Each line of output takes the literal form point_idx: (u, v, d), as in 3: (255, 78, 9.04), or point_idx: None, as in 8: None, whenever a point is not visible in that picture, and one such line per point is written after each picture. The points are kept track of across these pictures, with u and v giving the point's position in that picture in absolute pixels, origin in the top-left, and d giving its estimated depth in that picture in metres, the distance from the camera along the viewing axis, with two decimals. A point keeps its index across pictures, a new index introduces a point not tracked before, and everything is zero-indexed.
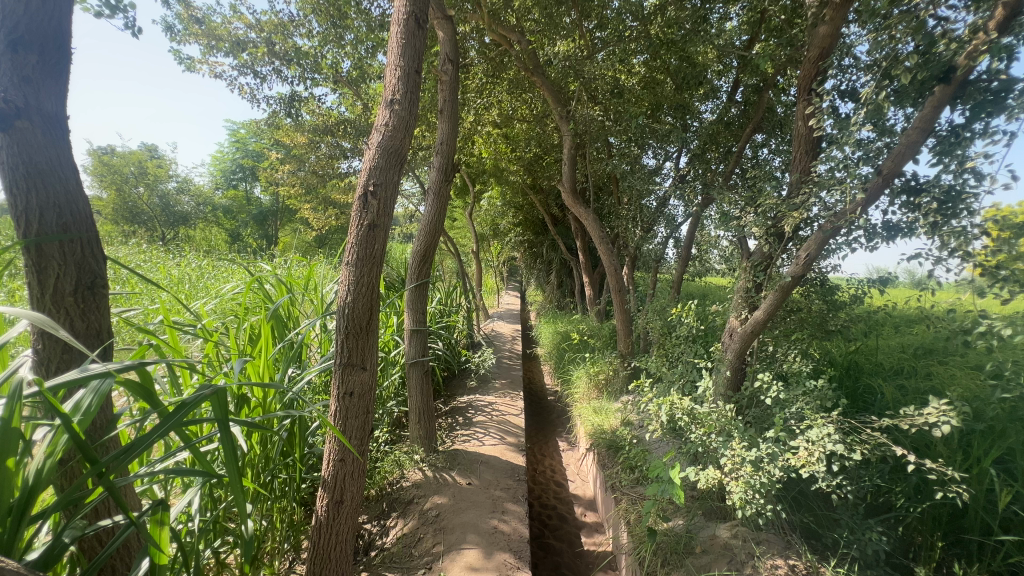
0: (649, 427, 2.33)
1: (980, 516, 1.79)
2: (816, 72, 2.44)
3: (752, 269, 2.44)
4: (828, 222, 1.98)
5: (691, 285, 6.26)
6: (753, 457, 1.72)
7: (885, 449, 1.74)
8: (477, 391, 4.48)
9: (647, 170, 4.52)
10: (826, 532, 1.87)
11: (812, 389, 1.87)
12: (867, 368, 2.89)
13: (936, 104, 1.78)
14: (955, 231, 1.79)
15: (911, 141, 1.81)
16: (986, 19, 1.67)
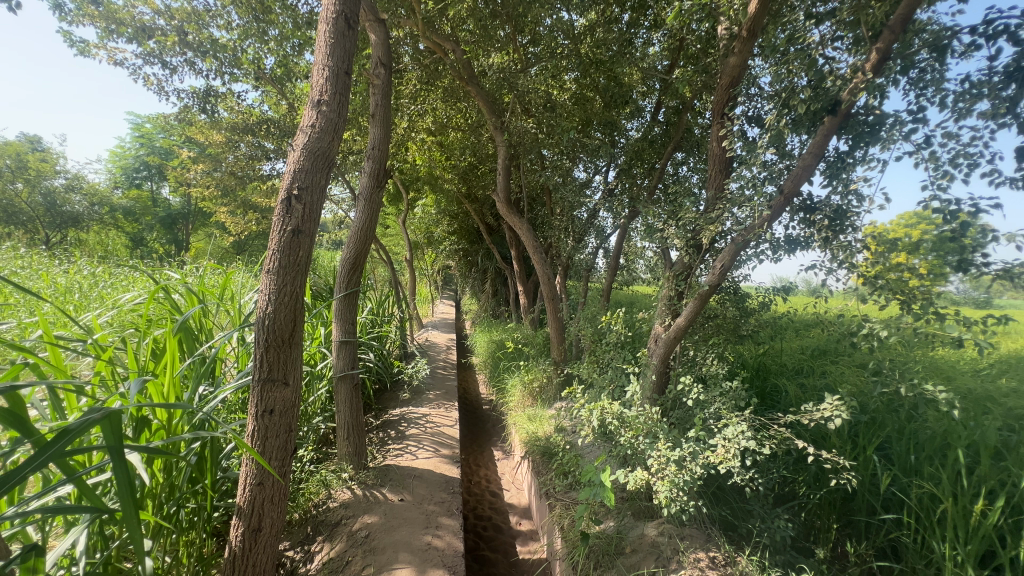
0: (581, 433, 2.38)
1: (867, 499, 2.02)
2: (728, 98, 2.67)
3: (674, 278, 2.61)
4: (740, 235, 2.15)
5: (621, 293, 6.55)
6: (677, 457, 1.81)
7: (791, 443, 1.90)
8: (410, 403, 4.36)
9: (578, 182, 4.71)
10: (741, 522, 2.01)
11: (727, 390, 2.02)
12: (774, 369, 3.17)
13: (825, 133, 2.00)
14: (843, 245, 2.02)
15: (808, 164, 2.03)
16: (863, 62, 1.92)
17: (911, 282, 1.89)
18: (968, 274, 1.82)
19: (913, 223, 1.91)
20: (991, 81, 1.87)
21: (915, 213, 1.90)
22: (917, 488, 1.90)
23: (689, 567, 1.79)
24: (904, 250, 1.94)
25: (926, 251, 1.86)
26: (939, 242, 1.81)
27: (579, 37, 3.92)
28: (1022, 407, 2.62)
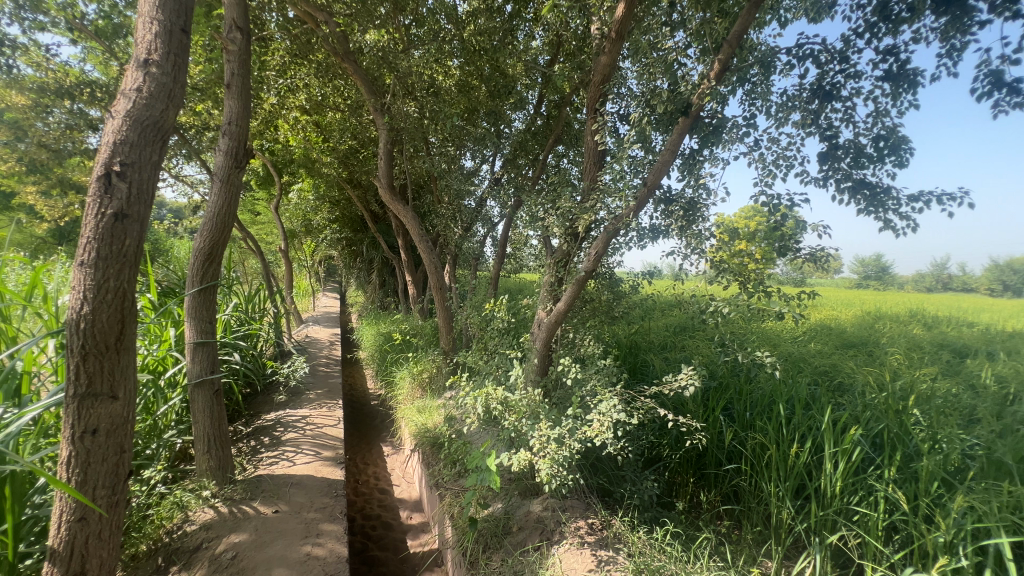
0: (468, 420, 2.39)
1: (715, 453, 2.34)
2: (600, 95, 2.85)
3: (555, 265, 2.73)
4: (611, 224, 2.31)
5: (509, 281, 6.71)
6: (557, 435, 1.90)
7: (654, 412, 2.11)
8: (287, 405, 4.01)
9: (465, 171, 4.70)
10: (616, 488, 2.20)
11: (602, 367, 2.18)
12: (643, 347, 3.51)
13: (680, 132, 2.21)
14: (694, 234, 2.29)
15: (666, 160, 2.24)
16: (710, 71, 2.17)
17: (750, 266, 2.22)
18: (790, 258, 2.18)
19: (750, 216, 2.22)
20: (802, 97, 2.26)
21: (752, 207, 2.22)
22: (752, 440, 2.24)
23: (569, 536, 1.91)
24: (744, 238, 2.24)
25: (761, 239, 2.19)
26: (767, 230, 2.16)
27: (462, 22, 3.87)
28: (823, 365, 3.24)
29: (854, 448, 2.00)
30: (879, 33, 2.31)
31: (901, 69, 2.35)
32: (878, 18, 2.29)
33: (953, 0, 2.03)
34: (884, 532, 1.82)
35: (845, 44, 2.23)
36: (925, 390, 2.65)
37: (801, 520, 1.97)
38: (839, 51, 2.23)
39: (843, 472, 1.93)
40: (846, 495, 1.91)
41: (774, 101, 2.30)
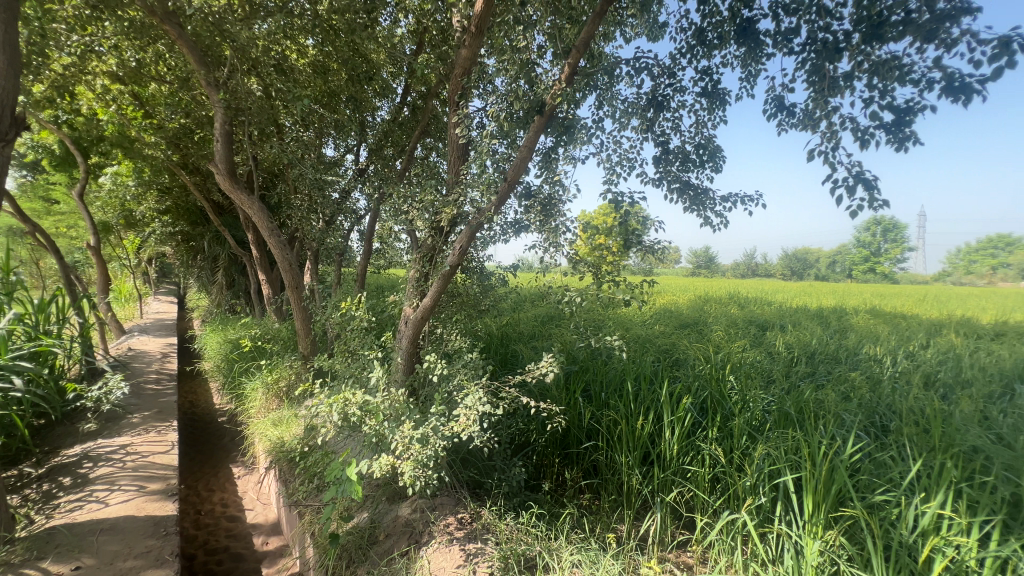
0: (325, 430, 2.21)
1: (576, 432, 2.51)
2: (460, 89, 2.81)
3: (420, 259, 2.65)
4: (474, 219, 2.31)
5: (379, 278, 6.42)
6: (421, 435, 1.85)
7: (519, 401, 2.18)
8: (99, 434, 3.31)
9: (325, 161, 4.34)
10: (486, 479, 2.23)
11: (468, 361, 2.18)
12: (513, 337, 3.64)
13: (536, 130, 2.29)
14: (553, 229, 2.42)
15: (525, 157, 2.31)
16: (561, 73, 2.28)
17: (607, 259, 2.43)
18: (637, 250, 2.43)
19: (607, 213, 2.49)
20: (639, 107, 2.53)
21: (608, 205, 2.50)
22: (607, 417, 2.45)
23: (438, 534, 1.89)
24: (603, 233, 2.46)
25: (617, 234, 2.45)
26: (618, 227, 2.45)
27: None
28: (664, 344, 3.71)
29: (686, 415, 2.31)
30: (698, 54, 2.67)
31: (714, 88, 2.75)
32: (696, 41, 2.65)
33: (749, 34, 2.45)
34: (710, 484, 2.13)
35: (672, 61, 2.54)
36: (737, 360, 3.19)
37: (646, 484, 2.22)
38: (668, 67, 2.54)
39: (678, 436, 2.21)
40: (680, 456, 2.20)
41: (618, 107, 2.52)
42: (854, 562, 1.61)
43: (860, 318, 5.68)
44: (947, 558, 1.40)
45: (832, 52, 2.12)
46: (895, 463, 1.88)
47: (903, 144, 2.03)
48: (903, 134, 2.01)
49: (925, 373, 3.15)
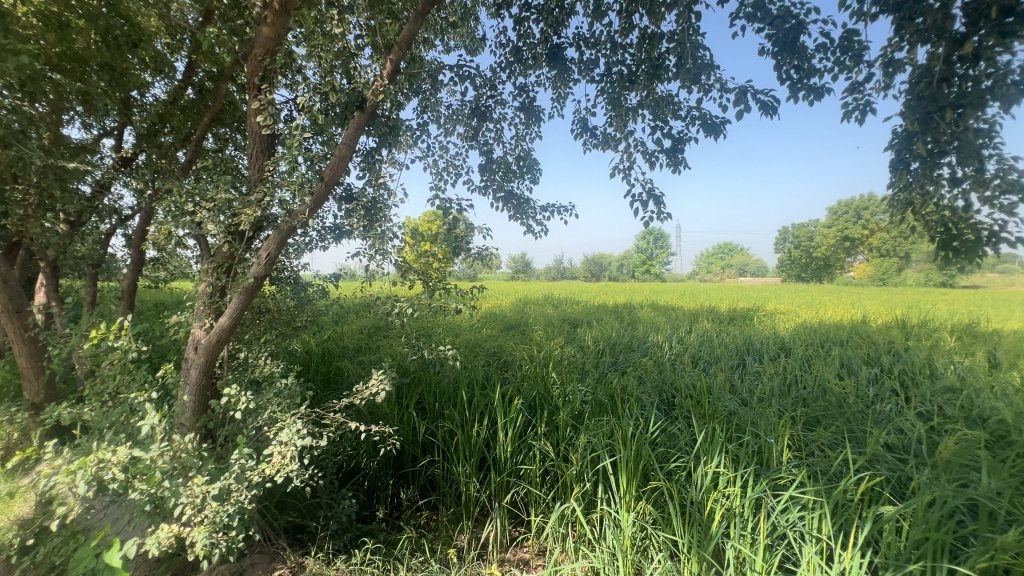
0: (68, 505, 1.64)
1: (411, 449, 2.38)
2: (262, 71, 2.28)
3: (214, 270, 2.17)
4: (284, 222, 1.99)
5: (157, 294, 5.22)
6: (218, 490, 1.50)
7: (346, 427, 1.95)
8: None
9: (66, 144, 3.30)
10: (310, 521, 1.98)
11: (282, 389, 1.87)
12: (337, 353, 3.32)
13: (357, 127, 2.08)
14: (379, 234, 2.25)
15: (344, 156, 2.06)
16: (382, 70, 2.12)
17: (435, 266, 2.40)
18: (464, 256, 2.41)
19: (432, 222, 2.42)
20: (463, 116, 2.56)
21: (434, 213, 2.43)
22: (443, 428, 2.40)
23: None
24: (428, 239, 2.38)
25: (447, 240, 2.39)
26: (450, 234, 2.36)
27: None
28: (493, 347, 3.83)
29: (518, 415, 2.40)
30: (515, 71, 2.83)
31: (530, 105, 2.95)
32: (514, 58, 2.80)
33: (558, 60, 2.69)
34: (541, 478, 2.23)
35: (493, 74, 2.63)
36: (557, 357, 3.47)
37: (483, 490, 2.22)
38: (489, 79, 2.62)
39: (511, 437, 2.27)
40: (514, 456, 2.26)
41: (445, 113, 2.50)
42: (659, 524, 1.84)
43: (644, 312, 6.82)
44: (722, 506, 1.70)
45: (625, 84, 2.45)
46: (682, 433, 2.24)
47: (678, 166, 2.46)
48: (677, 159, 2.43)
49: (693, 354, 3.92)
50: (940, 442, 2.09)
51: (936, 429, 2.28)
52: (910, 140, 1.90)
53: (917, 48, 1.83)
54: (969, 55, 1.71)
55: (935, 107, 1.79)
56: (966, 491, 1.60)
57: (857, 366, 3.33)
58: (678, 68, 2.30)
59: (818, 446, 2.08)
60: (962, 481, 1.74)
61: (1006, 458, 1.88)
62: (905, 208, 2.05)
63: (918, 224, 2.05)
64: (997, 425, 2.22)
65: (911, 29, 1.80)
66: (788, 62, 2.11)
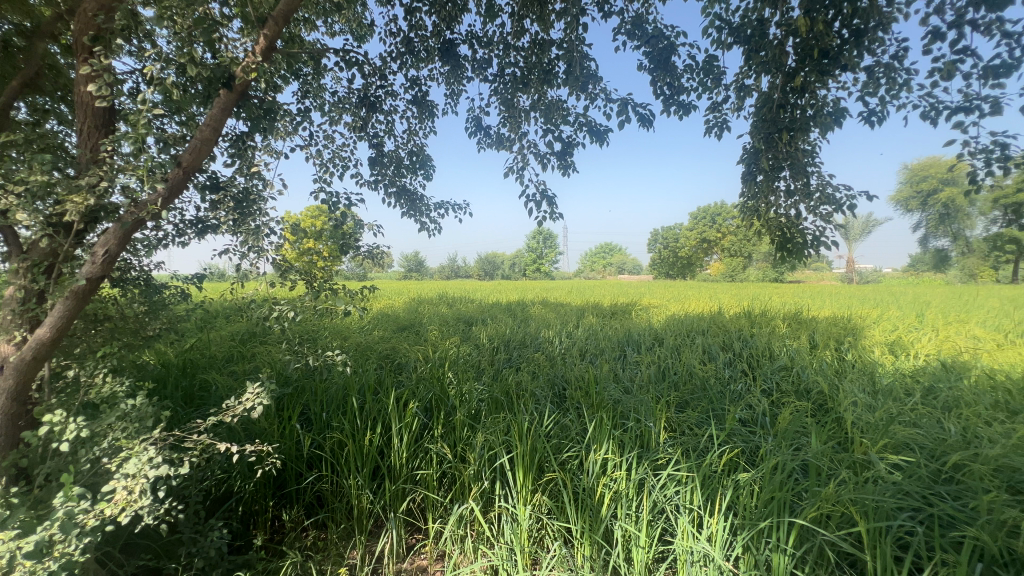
0: None
1: (295, 465, 2.17)
2: (94, 30, 1.90)
3: (28, 269, 1.72)
4: (128, 213, 1.67)
5: None
6: (36, 543, 1.21)
7: (213, 449, 1.71)
8: None
9: None
10: (169, 561, 1.72)
11: (128, 411, 1.57)
12: (202, 364, 2.91)
13: (223, 107, 1.83)
14: (252, 230, 1.96)
15: (207, 139, 1.79)
16: (254, 45, 1.88)
17: (320, 265, 2.23)
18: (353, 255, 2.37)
19: (316, 216, 2.34)
20: (350, 104, 2.39)
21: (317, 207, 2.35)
22: (331, 440, 2.23)
23: None
24: (313, 237, 2.24)
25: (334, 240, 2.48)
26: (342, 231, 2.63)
27: None
28: (386, 350, 3.67)
29: (413, 420, 2.32)
30: (407, 63, 2.72)
31: (423, 99, 2.87)
32: (405, 49, 2.69)
33: (451, 56, 2.64)
34: (438, 482, 2.18)
35: (383, 63, 2.50)
36: (452, 356, 3.43)
37: (377, 501, 2.10)
38: (379, 69, 2.50)
39: (407, 443, 2.19)
40: (410, 462, 2.18)
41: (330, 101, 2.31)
42: (553, 514, 1.90)
43: (536, 309, 7.08)
44: (610, 490, 1.81)
45: (517, 86, 2.48)
46: (573, 424, 2.35)
47: (567, 168, 2.57)
48: (567, 162, 2.55)
49: (581, 348, 4.15)
50: (778, 414, 2.47)
51: (775, 403, 2.68)
52: (757, 156, 2.20)
53: (761, 77, 2.12)
54: (798, 89, 2.01)
55: (775, 129, 2.09)
56: (799, 454, 1.90)
57: (716, 352, 3.80)
58: (567, 76, 2.40)
59: (689, 425, 2.33)
60: (796, 445, 2.07)
61: (824, 423, 2.28)
62: (752, 215, 2.38)
63: (762, 229, 2.39)
64: (818, 396, 2.68)
65: (757, 60, 2.08)
66: (663, 79, 2.32)
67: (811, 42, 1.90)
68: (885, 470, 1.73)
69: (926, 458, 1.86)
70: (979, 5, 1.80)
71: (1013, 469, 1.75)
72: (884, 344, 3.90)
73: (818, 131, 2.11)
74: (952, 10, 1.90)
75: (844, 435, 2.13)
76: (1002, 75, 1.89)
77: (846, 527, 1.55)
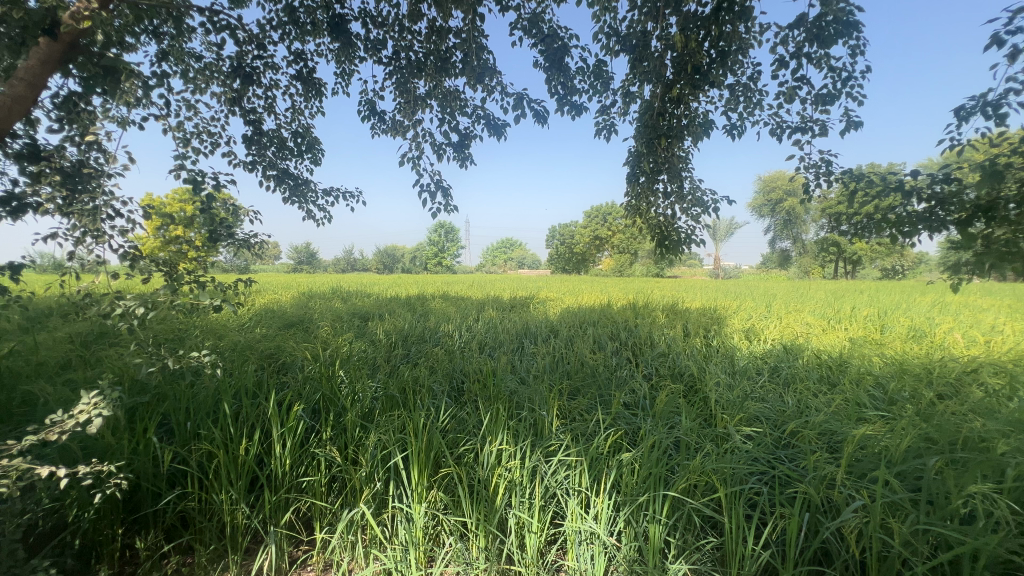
0: None
1: (151, 485, 1.89)
2: None
3: None
4: None
5: None
6: None
7: (34, 475, 1.40)
8: None
9: None
10: None
11: None
12: (25, 373, 2.41)
13: (43, 59, 1.49)
14: (88, 210, 1.64)
15: (19, 97, 1.46)
16: None
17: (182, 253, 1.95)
18: (227, 245, 2.25)
19: (184, 197, 2.19)
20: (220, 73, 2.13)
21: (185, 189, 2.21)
22: (198, 452, 1.98)
23: None
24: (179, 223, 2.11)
25: (201, 225, 2.19)
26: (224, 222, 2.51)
27: None
28: (269, 349, 3.35)
29: (297, 424, 2.14)
30: (290, 34, 2.49)
31: (309, 76, 2.64)
32: (288, 19, 2.45)
33: (341, 32, 2.46)
34: (327, 487, 2.05)
35: (260, 31, 2.27)
36: (344, 353, 3.24)
37: (255, 514, 1.91)
38: (255, 38, 2.26)
39: (289, 449, 2.02)
40: (294, 469, 2.02)
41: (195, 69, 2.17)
42: (449, 508, 1.88)
43: (436, 303, 6.99)
44: (505, 479, 1.84)
45: (413, 71, 2.40)
46: (469, 417, 2.35)
47: (465, 160, 2.55)
48: (464, 154, 2.52)
49: (480, 341, 4.17)
50: (656, 396, 2.71)
51: (654, 386, 2.95)
52: (640, 159, 2.38)
53: (644, 86, 2.30)
54: (674, 99, 2.20)
55: (655, 135, 2.28)
56: (672, 432, 2.11)
57: (605, 342, 4.07)
58: (464, 66, 2.37)
59: (579, 412, 2.45)
60: (670, 423, 2.29)
61: (693, 402, 2.55)
62: (635, 213, 2.57)
63: (644, 227, 2.59)
64: (690, 379, 3.00)
65: (640, 69, 2.24)
66: (557, 79, 2.40)
67: (685, 57, 2.09)
68: (740, 441, 1.98)
69: (770, 427, 2.17)
70: (812, 41, 2.12)
71: (832, 431, 2.11)
72: (741, 331, 4.48)
73: (691, 140, 2.34)
74: (793, 43, 2.21)
75: (709, 412, 2.40)
76: (828, 102, 2.25)
77: (709, 493, 1.75)
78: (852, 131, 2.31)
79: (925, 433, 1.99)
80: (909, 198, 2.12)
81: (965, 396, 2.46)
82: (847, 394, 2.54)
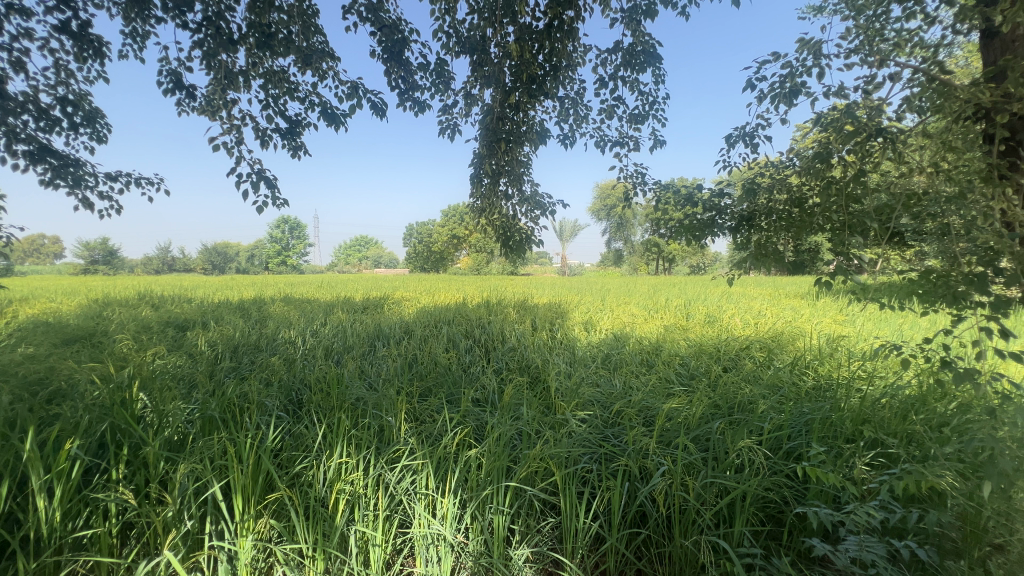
0: None
1: None
2: None
3: None
4: None
5: None
6: None
7: None
8: None
9: None
10: None
11: None
12: None
13: None
14: None
15: None
16: None
17: None
18: None
19: None
20: None
21: None
22: None
23: None
24: None
25: None
26: None
27: None
28: (35, 373, 2.60)
29: (70, 465, 1.71)
30: None
31: (82, 30, 2.14)
32: None
33: None
34: (118, 539, 1.67)
35: None
36: (148, 370, 2.69)
37: None
38: None
39: (60, 498, 1.60)
40: (67, 523, 1.61)
41: None
42: (282, 536, 1.69)
43: (276, 307, 6.28)
44: (347, 494, 1.72)
45: (226, 43, 2.10)
46: (307, 431, 2.15)
47: (297, 151, 2.34)
48: (295, 143, 2.31)
49: (325, 346, 3.85)
50: (505, 390, 2.83)
51: (504, 380, 3.07)
52: (482, 161, 2.42)
53: (484, 89, 2.36)
54: (513, 106, 2.28)
55: (496, 138, 2.33)
56: (516, 423, 2.22)
57: (459, 340, 4.11)
58: (291, 45, 2.16)
59: (429, 412, 2.43)
60: (515, 413, 2.40)
61: (538, 392, 2.72)
62: (480, 213, 2.62)
63: (488, 226, 2.66)
64: (536, 370, 3.19)
65: (481, 72, 2.30)
66: (397, 72, 2.34)
67: (522, 67, 2.20)
68: (576, 425, 2.17)
69: (600, 410, 2.43)
70: (625, 67, 2.42)
71: (648, 407, 2.44)
72: (580, 323, 4.92)
73: (529, 146, 2.48)
74: (612, 66, 2.48)
75: (551, 400, 2.58)
76: (639, 122, 2.60)
77: (547, 478, 1.88)
78: (658, 148, 2.70)
79: (714, 401, 2.44)
80: (702, 208, 2.55)
81: (741, 368, 3.09)
82: (660, 373, 2.98)
